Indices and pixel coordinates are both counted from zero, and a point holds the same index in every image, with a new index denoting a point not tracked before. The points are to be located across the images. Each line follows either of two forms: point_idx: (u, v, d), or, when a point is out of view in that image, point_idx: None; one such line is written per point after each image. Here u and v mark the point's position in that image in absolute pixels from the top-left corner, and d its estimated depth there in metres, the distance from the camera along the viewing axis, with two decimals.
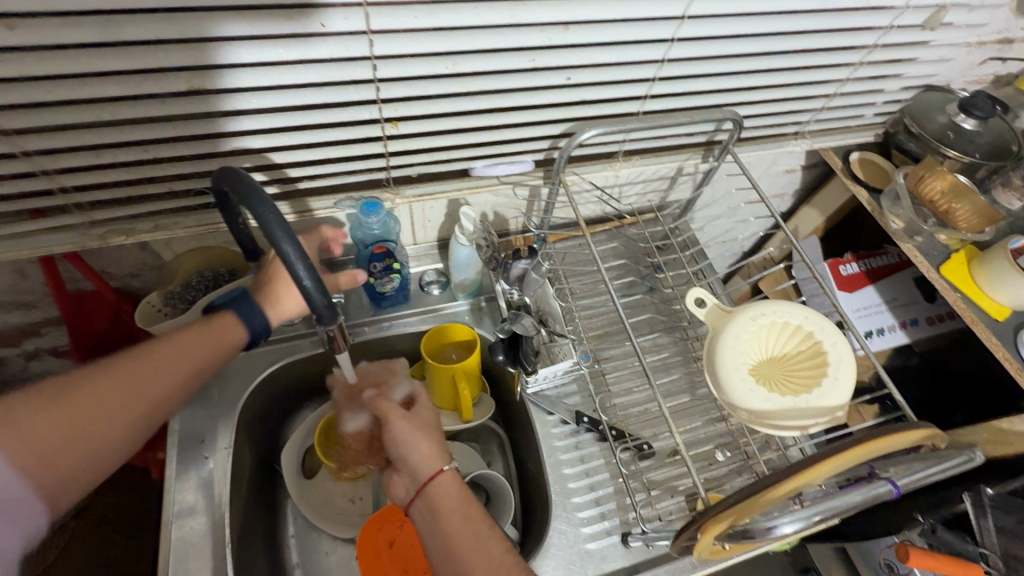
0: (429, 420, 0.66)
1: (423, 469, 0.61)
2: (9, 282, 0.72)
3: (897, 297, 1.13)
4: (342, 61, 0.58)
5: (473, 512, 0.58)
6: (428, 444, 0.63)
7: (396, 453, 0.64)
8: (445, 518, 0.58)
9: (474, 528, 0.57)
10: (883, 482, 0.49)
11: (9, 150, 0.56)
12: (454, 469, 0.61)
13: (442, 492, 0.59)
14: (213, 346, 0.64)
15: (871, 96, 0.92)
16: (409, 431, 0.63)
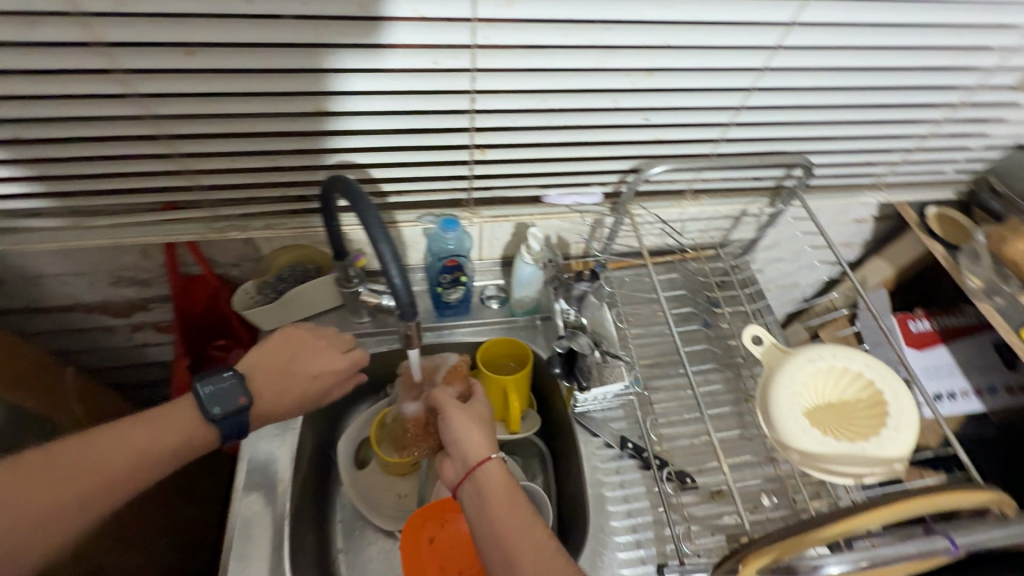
0: (481, 412, 0.72)
1: (473, 454, 0.67)
2: (135, 262, 0.83)
3: (973, 360, 1.08)
4: (446, 94, 0.65)
5: (518, 500, 0.63)
6: (479, 433, 0.69)
7: (449, 438, 0.70)
8: (492, 502, 0.62)
9: (517, 514, 0.61)
10: (941, 537, 0.48)
11: (166, 151, 0.66)
12: (501, 458, 0.66)
13: (489, 478, 0.64)
14: (184, 443, 0.64)
15: (955, 152, 0.90)
16: (463, 421, 0.70)
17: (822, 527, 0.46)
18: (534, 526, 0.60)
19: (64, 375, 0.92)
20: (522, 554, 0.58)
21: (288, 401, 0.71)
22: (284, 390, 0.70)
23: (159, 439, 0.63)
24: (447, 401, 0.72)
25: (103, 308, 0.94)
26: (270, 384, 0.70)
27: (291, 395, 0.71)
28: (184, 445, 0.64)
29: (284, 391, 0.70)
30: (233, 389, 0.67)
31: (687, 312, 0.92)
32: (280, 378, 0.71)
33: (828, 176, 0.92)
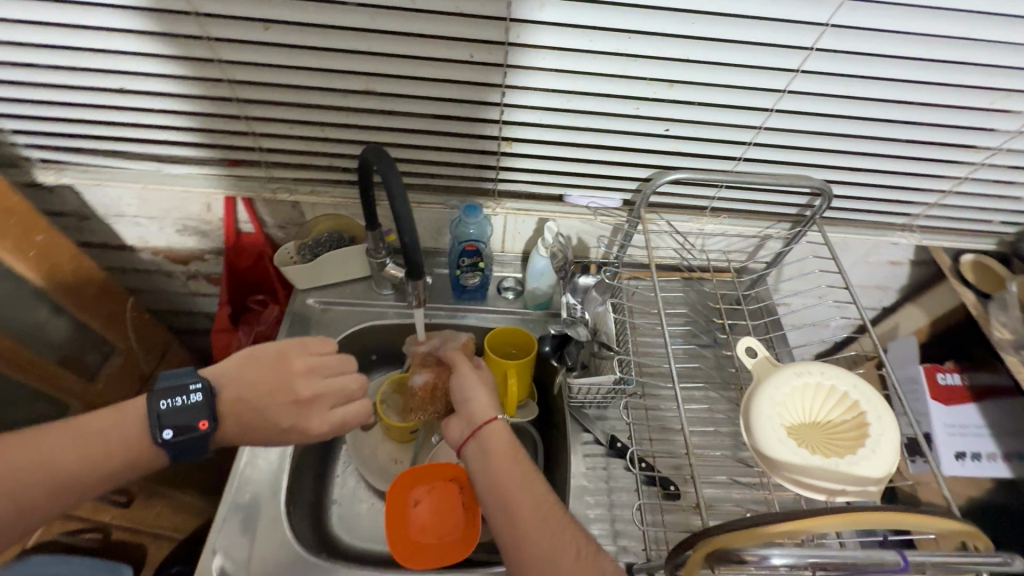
0: (490, 381, 0.78)
1: (480, 414, 0.72)
2: (199, 213, 0.93)
3: (1005, 423, 1.00)
4: (479, 86, 0.71)
5: (521, 458, 0.67)
6: (488, 397, 0.74)
7: (460, 398, 0.75)
8: (497, 458, 0.67)
9: (519, 467, 0.65)
10: (892, 551, 0.47)
11: (236, 113, 0.74)
12: (506, 419, 0.71)
13: (494, 435, 0.69)
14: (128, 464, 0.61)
15: (1001, 201, 0.86)
16: (472, 383, 0.76)
17: (777, 521, 0.47)
18: (534, 481, 0.64)
19: (127, 304, 1.00)
20: (522, 505, 0.62)
21: (259, 428, 0.66)
22: (256, 432, 0.66)
23: (97, 461, 0.59)
24: (461, 366, 0.78)
25: (167, 253, 1.06)
26: (245, 407, 0.65)
27: (263, 424, 0.66)
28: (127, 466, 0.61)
29: (258, 417, 0.66)
30: (196, 409, 0.62)
31: (694, 328, 0.93)
32: (257, 404, 0.65)
33: (859, 212, 0.90)
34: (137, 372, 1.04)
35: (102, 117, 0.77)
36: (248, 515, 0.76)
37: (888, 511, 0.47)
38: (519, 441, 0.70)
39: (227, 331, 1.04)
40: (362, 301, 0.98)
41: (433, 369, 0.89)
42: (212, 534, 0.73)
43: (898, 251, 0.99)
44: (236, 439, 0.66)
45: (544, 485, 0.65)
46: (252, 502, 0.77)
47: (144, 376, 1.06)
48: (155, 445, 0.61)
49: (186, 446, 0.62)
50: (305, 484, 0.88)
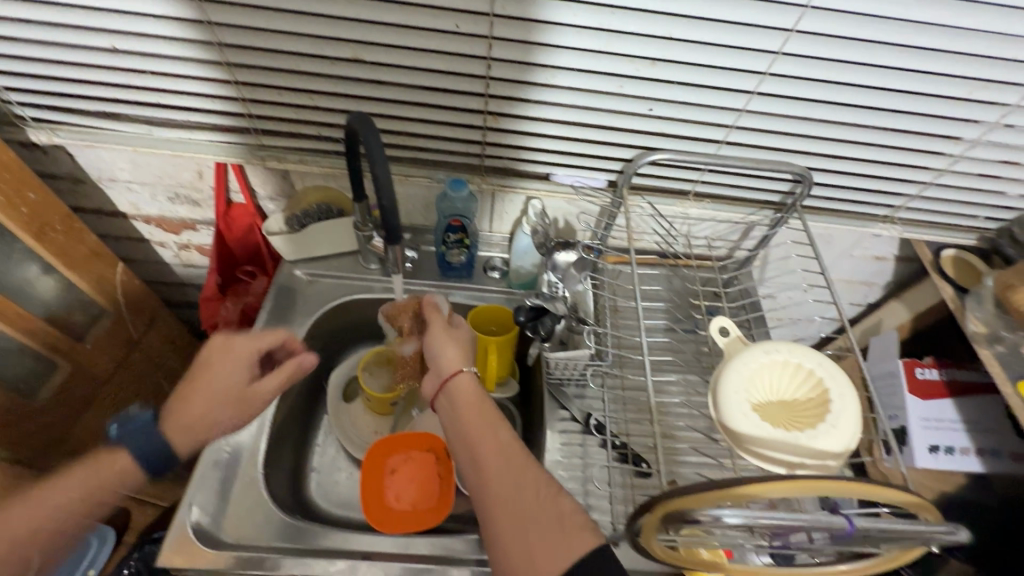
0: (462, 336, 0.77)
1: (447, 368, 0.72)
2: (190, 180, 0.94)
3: (977, 419, 1.01)
4: (465, 58, 0.71)
5: (488, 409, 0.67)
6: (456, 351, 0.74)
7: (430, 354, 0.75)
8: (464, 410, 0.67)
9: (484, 417, 0.66)
10: (839, 516, 0.51)
11: (226, 77, 0.75)
12: (474, 372, 0.71)
13: (460, 388, 0.69)
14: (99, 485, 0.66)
15: (983, 195, 0.87)
16: (441, 338, 0.75)
17: (733, 483, 0.49)
18: (498, 429, 0.64)
19: (118, 268, 1.00)
20: (483, 453, 0.62)
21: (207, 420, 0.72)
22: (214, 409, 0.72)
23: (70, 497, 0.64)
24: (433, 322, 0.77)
25: (159, 221, 1.07)
26: (189, 400, 0.71)
27: (210, 416, 0.72)
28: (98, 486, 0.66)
29: (204, 408, 0.72)
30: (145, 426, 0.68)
31: (675, 312, 0.94)
32: (206, 385, 0.73)
33: (843, 202, 0.90)
34: (126, 336, 1.06)
35: (94, 77, 0.77)
36: (227, 473, 0.77)
37: (842, 479, 0.49)
38: (487, 393, 0.70)
39: (215, 300, 1.06)
40: (348, 274, 0.99)
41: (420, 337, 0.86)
42: (189, 488, 0.75)
43: (881, 245, 1.00)
44: (193, 435, 0.71)
45: (513, 435, 0.65)
46: (230, 460, 0.79)
47: (132, 341, 1.08)
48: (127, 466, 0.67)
49: (149, 456, 0.67)
50: (286, 450, 0.89)
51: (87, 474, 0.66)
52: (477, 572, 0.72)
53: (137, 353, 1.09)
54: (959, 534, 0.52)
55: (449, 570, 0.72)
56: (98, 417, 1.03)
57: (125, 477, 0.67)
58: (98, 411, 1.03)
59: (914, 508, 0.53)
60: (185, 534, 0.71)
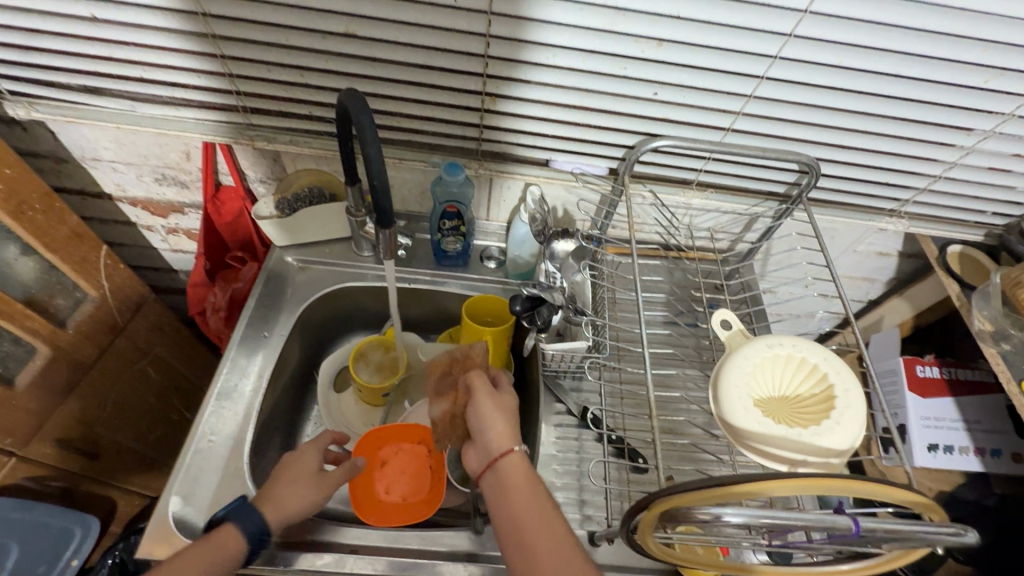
0: (509, 404, 0.68)
1: (495, 444, 0.63)
2: (178, 161, 0.91)
3: (979, 418, 0.99)
4: (463, 35, 0.68)
5: (544, 499, 0.58)
6: (503, 424, 0.64)
7: (475, 426, 0.66)
8: (514, 499, 0.58)
9: (541, 507, 0.57)
10: (844, 517, 0.49)
11: (212, 51, 0.71)
12: (525, 451, 0.62)
13: (509, 469, 0.60)
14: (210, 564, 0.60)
15: (993, 190, 0.85)
16: (489, 408, 0.66)
17: (735, 481, 0.47)
18: (552, 517, 0.56)
19: (101, 252, 0.98)
20: (536, 544, 0.54)
21: (295, 498, 0.67)
22: (302, 490, 0.68)
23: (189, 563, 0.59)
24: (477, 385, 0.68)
25: (146, 204, 1.04)
26: (279, 481, 0.69)
27: (299, 492, 0.68)
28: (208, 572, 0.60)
29: (295, 483, 0.69)
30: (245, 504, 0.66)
31: (675, 306, 0.92)
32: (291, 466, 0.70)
33: (849, 194, 0.88)
34: (110, 321, 1.03)
35: (73, 48, 0.74)
36: (210, 462, 0.75)
37: (847, 478, 0.47)
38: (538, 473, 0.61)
39: (203, 286, 1.04)
40: (340, 261, 0.96)
41: (450, 396, 0.75)
42: (174, 478, 0.73)
43: (886, 240, 0.98)
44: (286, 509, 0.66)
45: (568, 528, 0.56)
46: (214, 448, 0.77)
47: (117, 327, 1.05)
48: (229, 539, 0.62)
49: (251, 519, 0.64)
50: (273, 442, 0.87)
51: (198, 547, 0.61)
52: (470, 567, 0.70)
53: (121, 339, 1.06)
54: (968, 536, 0.50)
55: (442, 565, 0.70)
56: (82, 404, 1.01)
57: (231, 545, 0.62)
58: (82, 397, 1.01)
59: (921, 508, 0.51)
60: (165, 524, 0.69)
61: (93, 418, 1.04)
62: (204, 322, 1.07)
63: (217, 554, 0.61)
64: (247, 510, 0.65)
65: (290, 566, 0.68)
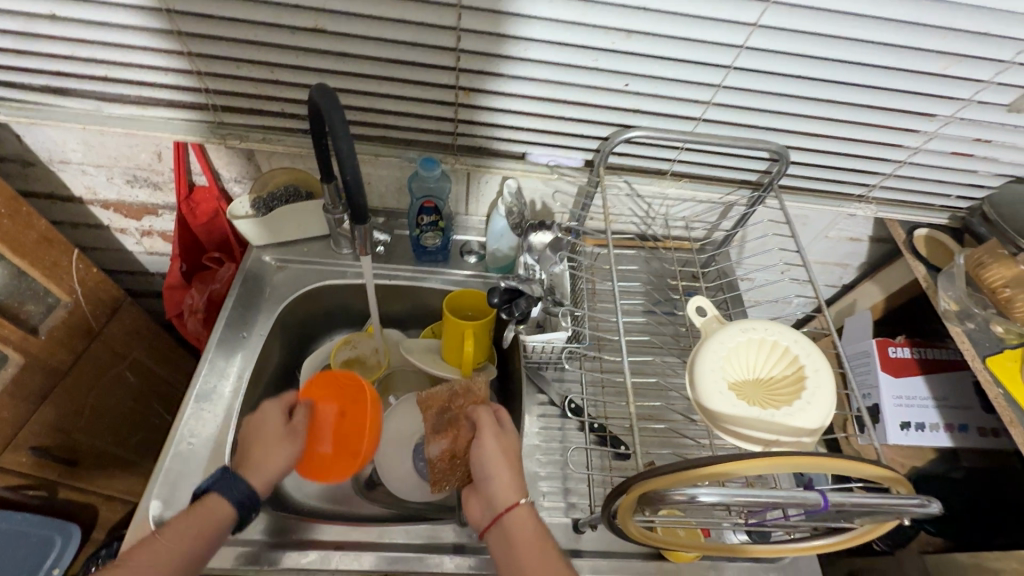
0: (512, 446, 0.70)
1: (502, 497, 0.66)
2: (149, 162, 0.90)
3: (948, 395, 1.03)
4: (434, 29, 0.68)
5: (548, 549, 0.62)
6: (510, 475, 0.67)
7: (481, 476, 0.68)
8: (522, 553, 0.61)
9: (548, 558, 0.61)
10: (812, 491, 0.51)
11: (179, 48, 0.70)
12: (531, 503, 0.65)
13: (516, 524, 0.63)
14: (202, 528, 0.62)
15: (955, 174, 0.87)
16: (496, 455, 0.68)
17: (707, 463, 0.48)
18: (553, 558, 0.61)
19: (73, 256, 0.96)
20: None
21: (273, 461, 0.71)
22: (273, 453, 0.71)
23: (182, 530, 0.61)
24: (482, 432, 0.70)
25: (118, 206, 1.02)
26: (251, 450, 0.72)
27: (272, 455, 0.71)
28: (202, 541, 0.62)
29: (267, 447, 0.72)
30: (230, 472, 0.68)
31: (655, 295, 0.93)
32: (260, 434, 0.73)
33: (819, 181, 0.90)
34: (85, 326, 1.01)
35: (33, 46, 0.72)
36: (191, 465, 0.75)
37: (815, 454, 0.48)
38: (544, 525, 0.65)
39: (180, 289, 1.03)
40: (319, 260, 0.96)
41: (449, 434, 0.73)
42: (155, 480, 0.73)
43: (856, 225, 1.00)
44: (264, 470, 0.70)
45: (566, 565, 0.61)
46: (192, 451, 0.76)
47: (92, 332, 1.03)
48: (216, 503, 0.64)
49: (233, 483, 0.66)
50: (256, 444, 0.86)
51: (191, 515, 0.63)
52: (455, 559, 0.71)
53: (97, 344, 1.05)
54: (931, 507, 0.52)
55: (428, 558, 0.71)
56: (58, 412, 0.99)
57: (218, 509, 0.64)
58: (59, 405, 0.99)
59: (888, 482, 0.53)
60: (146, 527, 0.69)
61: (71, 425, 1.02)
62: (182, 325, 1.06)
63: (206, 520, 0.63)
64: (230, 482, 0.66)
65: (277, 565, 0.69)
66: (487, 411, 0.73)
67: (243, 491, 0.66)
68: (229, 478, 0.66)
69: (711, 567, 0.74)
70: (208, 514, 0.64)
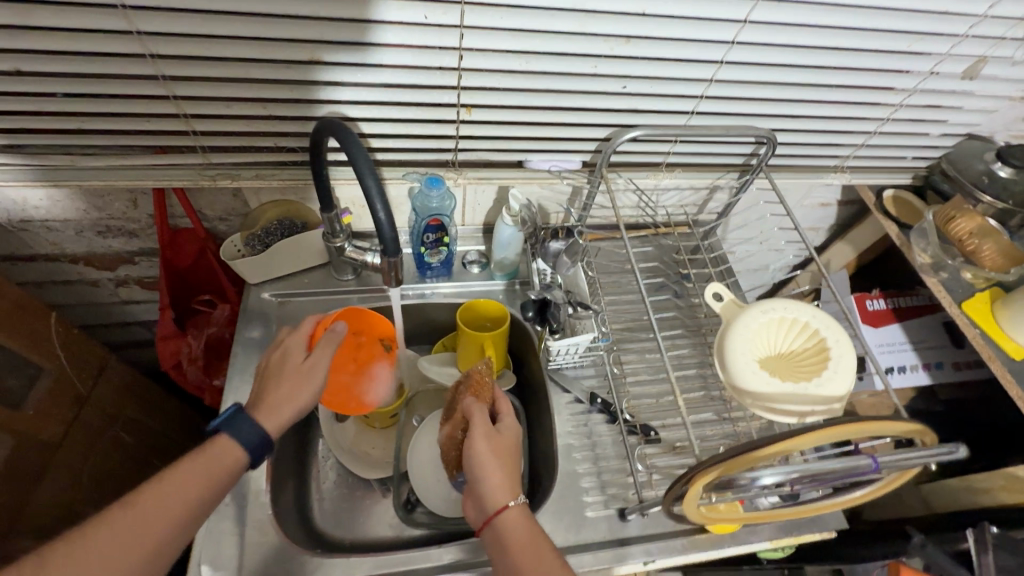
0: (504, 446, 0.70)
1: (492, 500, 0.65)
2: (124, 210, 0.85)
3: (923, 338, 1.12)
4: (433, 50, 0.67)
5: (541, 547, 0.62)
6: (500, 474, 0.66)
7: (468, 474, 0.68)
8: (514, 550, 0.61)
9: (540, 560, 0.60)
10: (863, 457, 0.55)
11: (162, 92, 0.66)
12: (521, 505, 0.65)
13: (507, 527, 0.63)
14: (212, 471, 0.60)
15: (915, 137, 0.95)
16: (484, 457, 0.67)
17: (761, 449, 0.51)
18: (547, 555, 0.61)
19: (51, 321, 0.90)
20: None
21: (287, 414, 0.66)
22: (287, 395, 0.67)
23: (217, 465, 0.61)
24: (473, 431, 0.69)
25: (89, 259, 0.95)
26: (269, 387, 0.67)
27: (287, 395, 0.67)
28: (225, 476, 0.61)
29: (284, 389, 0.67)
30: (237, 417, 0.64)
31: (658, 283, 0.96)
32: (278, 373, 0.69)
33: (798, 156, 0.96)
34: (73, 393, 0.95)
35: None
36: (225, 524, 0.72)
37: (853, 421, 0.51)
38: (538, 528, 0.64)
39: (174, 337, 0.94)
40: (323, 289, 0.93)
41: (450, 421, 0.79)
42: (196, 546, 0.70)
43: (829, 192, 1.07)
44: (278, 412, 0.66)
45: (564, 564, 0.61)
46: (235, 500, 0.75)
47: (82, 398, 0.97)
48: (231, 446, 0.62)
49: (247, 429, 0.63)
50: (288, 486, 0.84)
51: (221, 459, 0.61)
52: None
53: (88, 409, 0.98)
54: (956, 451, 0.57)
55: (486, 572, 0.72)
56: (57, 487, 0.93)
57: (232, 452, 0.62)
58: (57, 479, 0.93)
59: (918, 435, 0.58)
60: None
61: (72, 498, 0.96)
62: (180, 374, 0.99)
63: (216, 462, 0.61)
64: (239, 422, 0.63)
65: None
66: (480, 409, 0.72)
67: (252, 431, 0.63)
68: (237, 417, 0.64)
69: (749, 531, 0.79)
70: (218, 458, 0.61)
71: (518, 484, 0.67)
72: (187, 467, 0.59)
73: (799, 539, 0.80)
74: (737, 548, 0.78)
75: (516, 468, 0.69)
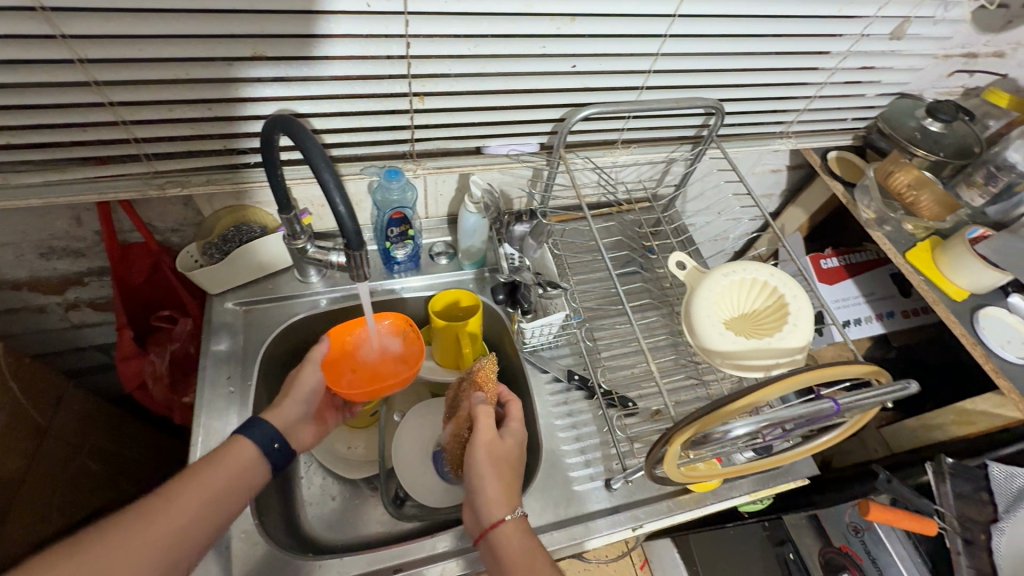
0: (505, 453, 0.70)
1: (489, 511, 0.65)
2: (67, 228, 0.81)
3: (874, 290, 1.19)
4: (379, 39, 0.66)
5: (535, 561, 0.61)
6: (498, 483, 0.67)
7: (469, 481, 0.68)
8: (508, 560, 0.61)
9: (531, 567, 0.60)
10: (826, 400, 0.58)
11: (97, 99, 0.63)
12: (518, 517, 0.64)
13: (502, 539, 0.63)
14: (239, 469, 0.65)
15: (852, 99, 0.99)
16: (485, 465, 0.68)
17: (731, 402, 0.53)
18: (540, 563, 0.61)
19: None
20: None
21: (290, 407, 0.76)
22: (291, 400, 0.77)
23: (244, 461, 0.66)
24: (475, 437, 0.71)
25: (32, 284, 0.90)
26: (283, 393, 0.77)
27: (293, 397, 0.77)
28: (248, 475, 0.65)
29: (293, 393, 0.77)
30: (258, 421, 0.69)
31: (624, 257, 0.98)
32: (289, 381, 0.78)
33: (746, 124, 0.99)
34: (29, 425, 0.90)
35: None
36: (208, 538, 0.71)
37: (823, 367, 0.55)
38: (535, 542, 0.64)
39: (136, 357, 0.91)
40: (290, 292, 0.92)
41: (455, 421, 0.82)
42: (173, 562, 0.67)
43: (778, 158, 1.12)
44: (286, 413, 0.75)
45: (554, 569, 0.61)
46: None
47: (41, 429, 0.92)
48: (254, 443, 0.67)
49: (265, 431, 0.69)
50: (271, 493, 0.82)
51: (248, 459, 0.66)
52: None
53: (49, 442, 0.93)
54: (908, 387, 0.62)
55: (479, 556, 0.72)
56: (23, 525, 0.88)
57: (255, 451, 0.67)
58: (22, 517, 0.88)
59: (875, 376, 0.61)
60: None
61: (42, 536, 0.92)
62: (145, 395, 0.95)
63: (239, 457, 0.65)
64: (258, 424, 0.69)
65: None
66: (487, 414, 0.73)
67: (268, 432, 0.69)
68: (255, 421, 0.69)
69: (729, 486, 0.83)
70: (245, 456, 0.66)
71: (516, 497, 0.67)
72: (221, 459, 0.64)
73: (774, 489, 0.84)
74: (719, 503, 0.81)
75: (514, 478, 0.69)
